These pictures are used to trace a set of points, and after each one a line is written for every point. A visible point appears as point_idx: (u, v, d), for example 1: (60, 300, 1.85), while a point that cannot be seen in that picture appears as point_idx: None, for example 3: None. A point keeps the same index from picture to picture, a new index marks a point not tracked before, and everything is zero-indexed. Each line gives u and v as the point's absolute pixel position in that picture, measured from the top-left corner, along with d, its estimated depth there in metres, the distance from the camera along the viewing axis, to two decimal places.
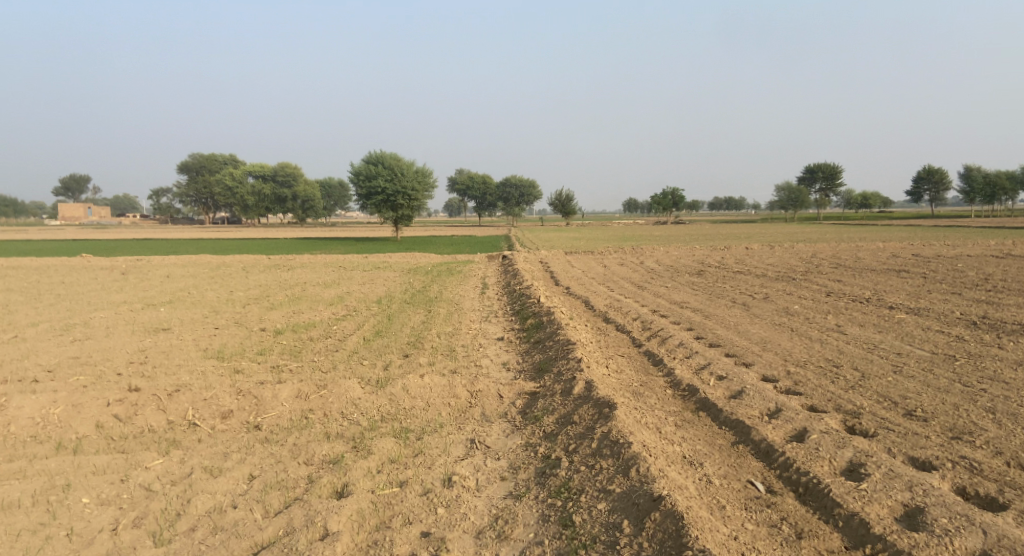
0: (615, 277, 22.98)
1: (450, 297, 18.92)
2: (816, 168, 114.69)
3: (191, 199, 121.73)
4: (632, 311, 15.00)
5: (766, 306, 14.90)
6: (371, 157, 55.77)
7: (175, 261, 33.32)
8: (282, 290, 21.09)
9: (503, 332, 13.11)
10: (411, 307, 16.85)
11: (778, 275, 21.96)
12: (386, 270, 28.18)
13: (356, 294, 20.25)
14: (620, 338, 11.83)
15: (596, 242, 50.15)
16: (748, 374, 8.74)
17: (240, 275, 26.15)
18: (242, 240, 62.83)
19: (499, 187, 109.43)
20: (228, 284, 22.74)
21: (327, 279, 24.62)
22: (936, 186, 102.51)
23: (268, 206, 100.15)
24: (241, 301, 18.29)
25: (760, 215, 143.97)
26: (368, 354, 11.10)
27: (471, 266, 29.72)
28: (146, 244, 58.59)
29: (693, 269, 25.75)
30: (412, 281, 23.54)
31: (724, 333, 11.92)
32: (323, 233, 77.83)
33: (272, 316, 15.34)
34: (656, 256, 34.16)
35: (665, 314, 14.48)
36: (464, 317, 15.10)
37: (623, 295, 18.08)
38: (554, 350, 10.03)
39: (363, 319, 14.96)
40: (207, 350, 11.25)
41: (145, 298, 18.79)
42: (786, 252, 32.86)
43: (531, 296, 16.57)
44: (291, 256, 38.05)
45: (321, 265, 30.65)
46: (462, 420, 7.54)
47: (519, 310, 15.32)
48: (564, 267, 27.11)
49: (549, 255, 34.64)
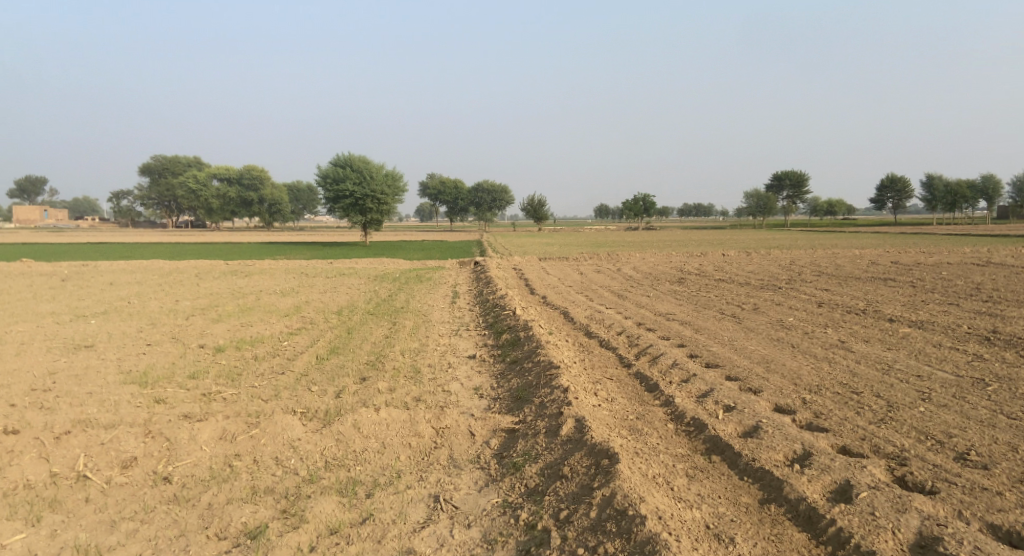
0: (594, 286, 21.76)
1: (417, 307, 17.51)
2: (784, 175, 115.53)
3: (153, 202, 118.20)
4: (616, 324, 13.74)
5: (758, 318, 13.74)
6: (339, 160, 54.00)
7: (124, 267, 31.33)
8: (235, 299, 19.51)
9: (475, 348, 11.80)
10: (374, 319, 15.45)
11: (763, 283, 20.95)
12: (350, 277, 26.66)
13: (314, 303, 18.76)
14: (606, 357, 10.57)
15: (570, 248, 48.99)
16: (761, 402, 7.52)
17: (192, 283, 24.41)
18: (205, 245, 60.66)
19: (470, 192, 108.03)
20: (177, 293, 21.09)
21: (285, 286, 23.04)
22: (901, 194, 103.86)
23: (234, 210, 97.42)
24: (185, 312, 16.72)
25: (730, 222, 144.84)
26: (319, 376, 9.71)
27: (441, 273, 28.30)
28: (103, 248, 56.11)
29: (674, 276, 24.65)
30: (378, 290, 22.06)
31: (720, 350, 10.68)
32: (289, 237, 75.63)
33: (215, 329, 13.84)
34: (633, 262, 33.08)
35: (652, 327, 13.25)
36: (431, 331, 13.74)
37: (603, 305, 16.85)
38: (533, 374, 8.72)
39: (319, 333, 13.54)
40: (130, 374, 9.79)
41: (79, 310, 17.13)
42: (764, 259, 32.03)
43: (506, 307, 15.23)
44: (251, 261, 36.19)
45: (281, 272, 29.00)
46: (423, 467, 6.19)
47: (493, 322, 14.02)
48: (539, 274, 25.86)
49: (523, 262, 33.41)
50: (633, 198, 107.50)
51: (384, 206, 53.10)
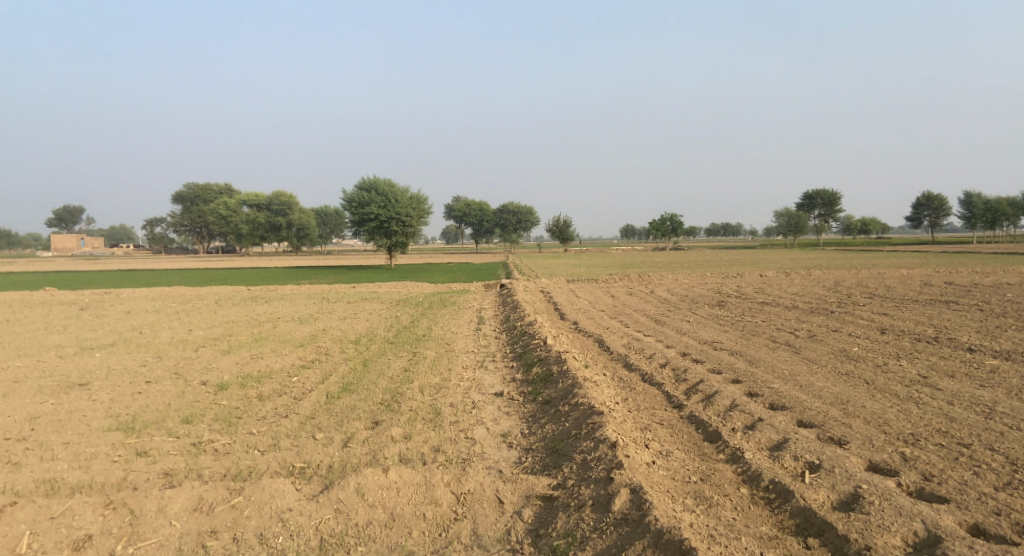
0: (629, 310, 20.42)
1: (440, 335, 16.35)
2: (815, 194, 112.84)
3: (184, 228, 119.71)
4: (658, 354, 12.40)
5: (818, 348, 12.34)
6: (363, 183, 53.49)
7: (146, 294, 30.84)
8: (249, 328, 18.54)
9: (502, 384, 10.57)
10: (394, 349, 14.32)
11: (812, 307, 19.43)
12: (373, 302, 25.71)
13: (332, 331, 17.70)
14: (652, 396, 9.25)
15: (598, 269, 47.58)
16: (852, 461, 6.18)
17: (209, 310, 23.61)
18: (232, 270, 60.58)
19: (496, 214, 107.21)
20: (193, 321, 20.25)
21: (304, 313, 22.08)
22: (938, 211, 100.78)
23: (263, 235, 97.82)
24: (196, 343, 15.77)
25: (760, 241, 141.94)
26: (326, 420, 8.57)
27: (466, 297, 27.20)
28: (132, 275, 56.25)
29: (713, 299, 23.21)
30: (400, 316, 20.99)
31: (783, 388, 9.31)
32: (316, 261, 75.54)
33: (222, 363, 12.82)
34: (666, 283, 31.61)
35: (699, 357, 11.90)
36: (455, 363, 12.55)
37: (640, 332, 15.50)
38: (571, 420, 7.47)
39: (333, 366, 12.43)
40: (117, 419, 8.75)
41: (85, 342, 16.28)
42: (806, 280, 30.29)
43: (536, 335, 14.02)
44: (273, 287, 35.50)
45: (303, 298, 28.13)
46: (441, 549, 4.99)
47: (522, 353, 12.79)
48: (569, 298, 24.61)
49: (551, 284, 32.15)
50: (661, 218, 105.74)
51: (409, 229, 52.38)
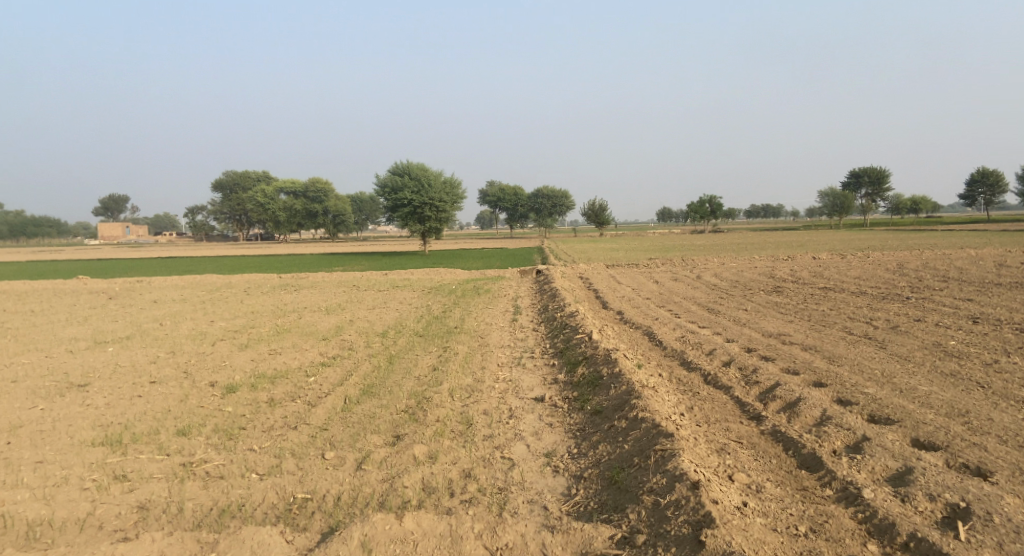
0: (676, 298, 18.89)
1: (472, 327, 15.09)
2: (862, 172, 108.40)
3: (224, 216, 120.94)
4: (719, 350, 10.89)
5: (906, 343, 10.74)
6: (397, 168, 52.49)
7: (177, 283, 30.23)
8: (273, 319, 17.49)
9: (542, 389, 9.21)
10: (423, 344, 13.08)
11: (880, 293, 17.65)
12: (404, 290, 24.59)
13: (358, 323, 16.53)
14: (722, 405, 7.83)
15: (637, 253, 45.82)
16: (1010, 506, 4.74)
17: (236, 299, 22.71)
18: (267, 257, 60.31)
19: (530, 197, 105.45)
20: (216, 312, 19.30)
21: (332, 303, 20.99)
22: (993, 188, 95.97)
23: (300, 222, 97.95)
24: (214, 336, 14.74)
25: (804, 222, 137.59)
26: (340, 433, 7.35)
27: (501, 284, 25.89)
28: (170, 263, 56.24)
29: (766, 285, 21.49)
30: (431, 305, 19.78)
31: (883, 395, 7.81)
32: (351, 247, 75.21)
33: (237, 360, 11.71)
34: (711, 268, 29.80)
35: (768, 353, 10.38)
36: (489, 362, 11.25)
37: (693, 323, 13.97)
38: (631, 441, 6.08)
39: (354, 365, 11.22)
40: (105, 430, 7.67)
41: (100, 334, 15.35)
42: (864, 264, 28.23)
43: (578, 328, 12.65)
44: (305, 274, 34.65)
45: (333, 286, 27.12)
46: None
47: (564, 349, 11.41)
48: (609, 284, 23.16)
49: (589, 270, 30.66)
50: (699, 199, 102.89)
51: (443, 214, 51.29)
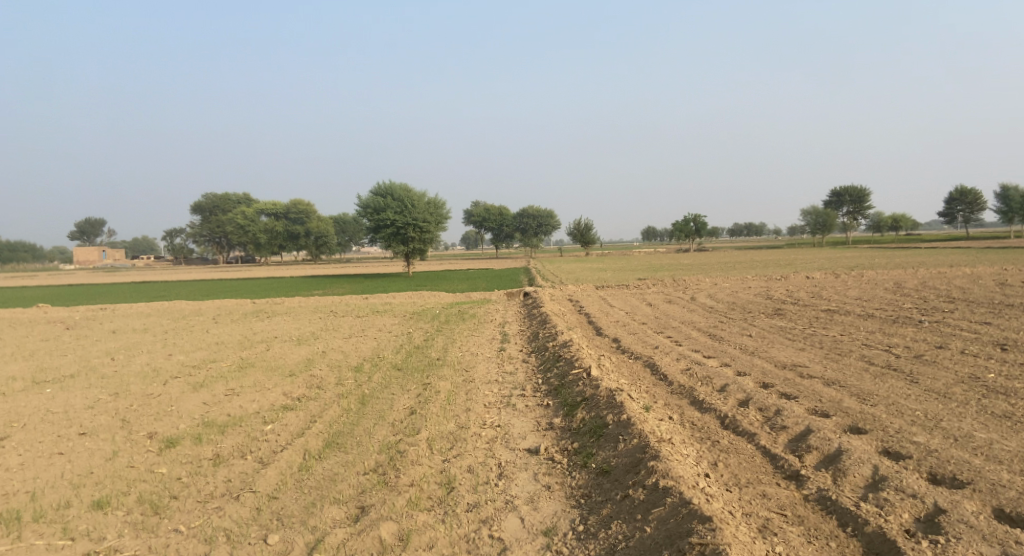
0: (673, 322, 17.76)
1: (456, 358, 13.83)
2: (842, 192, 108.66)
3: (205, 239, 118.96)
4: (733, 387, 9.69)
5: (940, 377, 9.61)
6: (379, 189, 51.23)
7: (145, 310, 28.66)
8: (239, 352, 16.04)
9: (535, 437, 7.96)
10: (401, 380, 11.74)
11: (890, 316, 16.59)
12: (384, 316, 23.27)
13: (332, 355, 15.13)
14: (750, 458, 6.66)
15: (625, 273, 44.71)
16: None
17: (203, 329, 21.25)
18: (245, 281, 58.60)
19: (514, 217, 104.72)
20: (178, 344, 17.81)
21: (306, 332, 19.56)
22: (973, 206, 96.36)
23: (282, 244, 96.32)
24: (168, 373, 13.30)
25: (787, 240, 137.79)
26: (291, 504, 6.07)
27: (487, 308, 24.65)
28: (146, 287, 54.54)
29: (766, 307, 20.39)
30: (412, 333, 18.50)
31: (937, 444, 6.68)
32: (334, 270, 73.85)
33: (186, 404, 10.31)
34: (705, 288, 28.73)
35: (789, 390, 9.20)
36: (474, 402, 9.95)
37: (697, 352, 12.77)
38: (654, 522, 5.19)
39: (320, 407, 9.87)
40: (5, 505, 6.36)
41: (42, 372, 13.85)
42: (861, 283, 27.29)
43: (572, 359, 11.43)
44: (281, 299, 33.20)
45: (310, 312, 25.69)
46: None
47: (559, 386, 10.15)
48: (600, 308, 22.01)
49: (578, 291, 29.52)
50: (683, 218, 102.67)
51: (426, 235, 50.06)
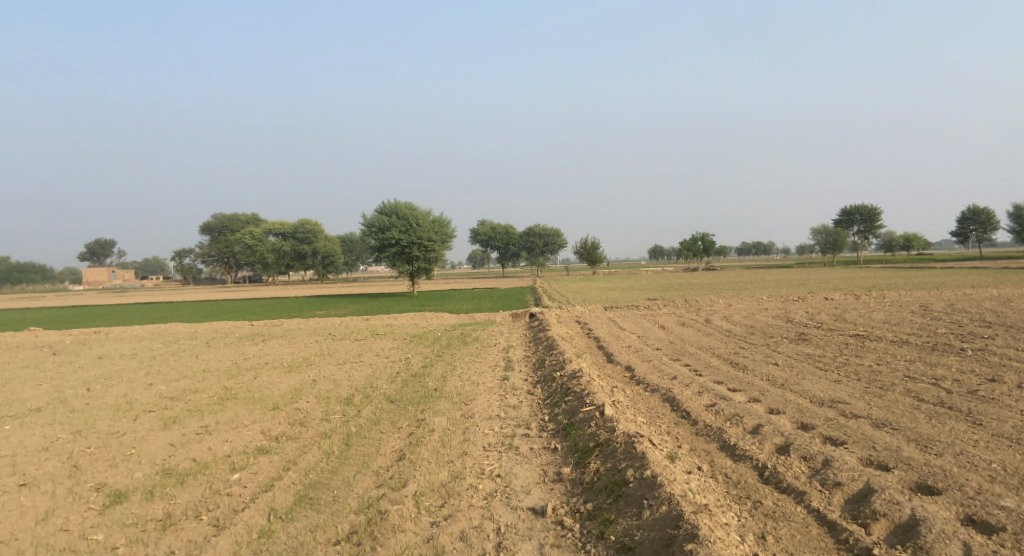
0: (690, 348, 16.54)
1: (455, 388, 12.69)
2: (852, 211, 107.15)
3: (212, 259, 118.62)
4: (768, 428, 8.48)
5: (1007, 419, 8.36)
6: (384, 208, 50.39)
7: (139, 333, 27.65)
8: (223, 381, 14.92)
9: (542, 492, 6.80)
10: (393, 415, 10.60)
11: (927, 344, 15.29)
12: (384, 339, 22.13)
13: (322, 385, 13.99)
14: (804, 530, 5.53)
15: (634, 293, 43.34)
16: None
17: (193, 354, 20.18)
18: (250, 301, 57.75)
19: (521, 236, 103.80)
20: (162, 371, 16.73)
21: (298, 357, 18.43)
22: (986, 226, 94.54)
23: (288, 264, 95.68)
24: (141, 406, 12.20)
25: (798, 259, 136.11)
26: None
27: (492, 331, 23.46)
28: (149, 308, 53.73)
29: (789, 331, 19.09)
30: (411, 358, 17.35)
31: None
32: (340, 289, 73.09)
33: (149, 446, 9.20)
34: (720, 310, 27.44)
35: (836, 436, 7.98)
36: (472, 444, 8.78)
37: (721, 383, 11.57)
38: None
39: (297, 450, 8.74)
40: None
41: (8, 406, 12.80)
42: (885, 305, 25.93)
43: (583, 393, 10.22)
44: (280, 321, 32.12)
45: (307, 334, 24.59)
46: None
47: (568, 426, 8.96)
48: (611, 331, 20.80)
49: (588, 313, 28.32)
50: (691, 237, 101.20)
51: (432, 254, 49.04)
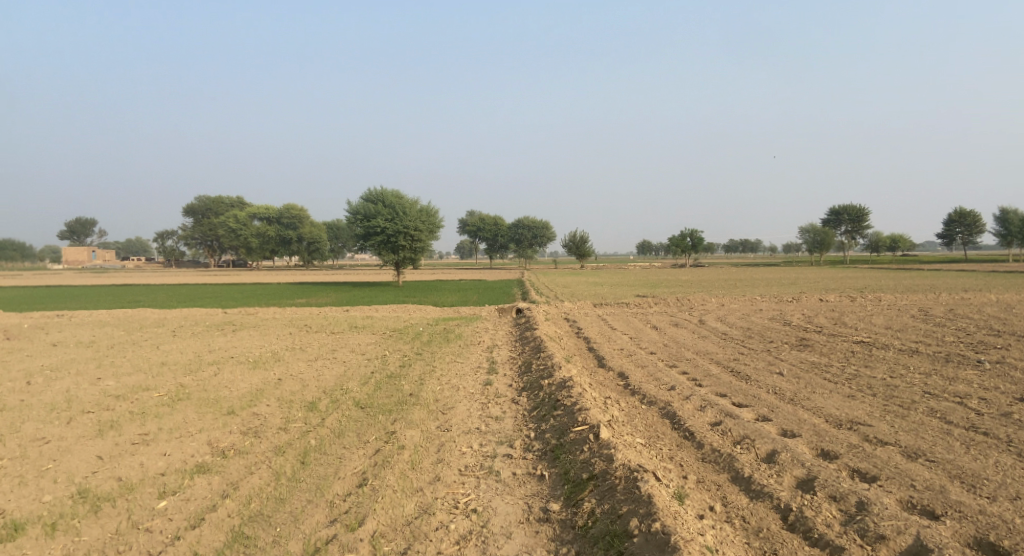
0: (687, 352, 15.47)
1: (432, 393, 11.53)
2: (841, 211, 106.74)
3: (195, 242, 116.55)
4: (787, 454, 7.39)
5: None
6: (370, 195, 49.05)
7: (105, 319, 26.18)
8: (179, 377, 13.65)
9: (526, 537, 5.76)
10: (361, 425, 9.44)
11: (939, 354, 14.28)
12: (362, 333, 20.92)
13: (286, 385, 12.74)
14: None
15: (624, 289, 42.22)
16: None
17: (155, 344, 18.85)
18: (230, 287, 56.21)
19: (509, 228, 102.60)
20: (116, 364, 15.41)
21: (267, 352, 17.16)
22: (973, 229, 94.30)
23: (272, 249, 93.76)
24: (80, 405, 10.94)
25: (785, 257, 135.72)
26: None
27: (476, 327, 22.30)
28: (124, 291, 52.08)
29: (789, 335, 18.03)
30: (388, 356, 16.18)
31: None
32: (324, 276, 71.70)
33: (72, 458, 8.01)
34: (714, 310, 26.41)
35: (865, 469, 6.89)
36: (446, 465, 7.67)
37: (725, 396, 10.47)
38: None
39: (243, 469, 7.58)
40: None
41: None
42: (884, 309, 25.02)
43: (573, 408, 9.10)
44: (255, 309, 30.73)
45: (282, 325, 23.29)
46: None
47: (556, 448, 7.89)
48: (602, 331, 19.71)
49: (576, 310, 27.26)
50: (680, 233, 100.36)
51: (418, 243, 47.75)
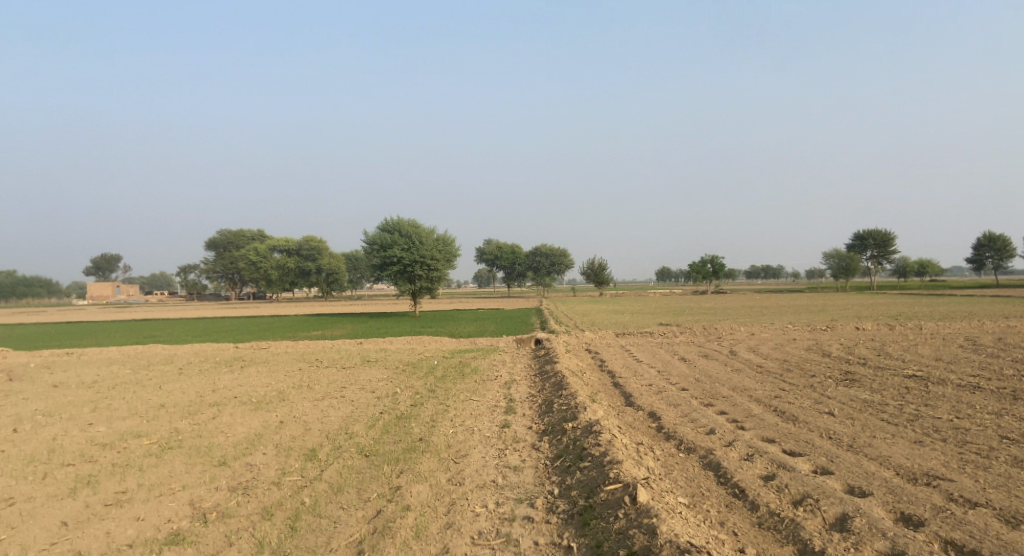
0: (721, 388, 14.22)
1: (443, 438, 10.42)
2: (867, 235, 104.24)
3: (216, 275, 117.20)
4: (863, 519, 6.20)
5: None
6: (387, 225, 48.48)
7: (115, 356, 25.47)
8: (175, 421, 12.68)
9: None
10: (362, 479, 8.38)
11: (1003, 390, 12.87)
12: (374, 368, 19.90)
13: (287, 430, 11.70)
14: None
15: (647, 318, 40.77)
16: None
17: (158, 383, 17.98)
18: (249, 319, 55.80)
19: (528, 256, 101.62)
20: (112, 406, 14.49)
21: (273, 390, 16.17)
22: (1003, 253, 91.40)
23: (292, 281, 93.62)
24: (61, 457, 10.01)
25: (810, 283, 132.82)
26: None
27: (494, 360, 21.14)
28: (144, 326, 51.85)
29: (831, 368, 16.65)
30: (400, 394, 15.10)
31: None
32: (342, 308, 71.11)
33: (33, 524, 7.08)
34: (745, 340, 25.03)
35: (961, 543, 5.71)
36: (456, 532, 6.59)
37: (773, 442, 9.25)
38: None
39: (221, 541, 6.56)
40: None
41: None
42: (929, 338, 23.46)
43: (602, 459, 7.97)
44: (268, 343, 29.90)
45: (293, 361, 22.35)
46: None
47: (585, 511, 6.81)
48: (627, 364, 18.46)
49: (599, 341, 26.00)
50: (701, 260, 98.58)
51: (435, 273, 46.90)
